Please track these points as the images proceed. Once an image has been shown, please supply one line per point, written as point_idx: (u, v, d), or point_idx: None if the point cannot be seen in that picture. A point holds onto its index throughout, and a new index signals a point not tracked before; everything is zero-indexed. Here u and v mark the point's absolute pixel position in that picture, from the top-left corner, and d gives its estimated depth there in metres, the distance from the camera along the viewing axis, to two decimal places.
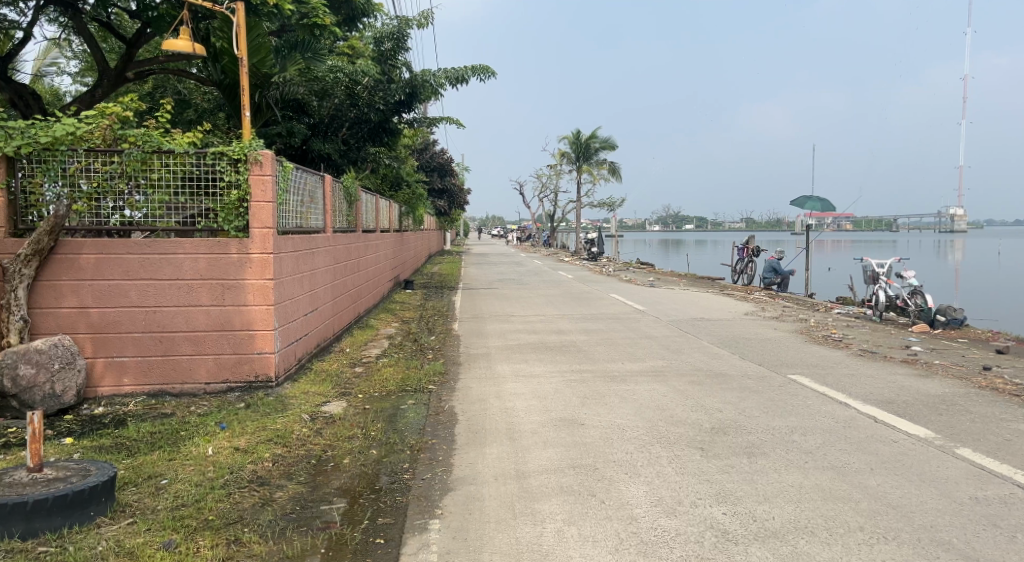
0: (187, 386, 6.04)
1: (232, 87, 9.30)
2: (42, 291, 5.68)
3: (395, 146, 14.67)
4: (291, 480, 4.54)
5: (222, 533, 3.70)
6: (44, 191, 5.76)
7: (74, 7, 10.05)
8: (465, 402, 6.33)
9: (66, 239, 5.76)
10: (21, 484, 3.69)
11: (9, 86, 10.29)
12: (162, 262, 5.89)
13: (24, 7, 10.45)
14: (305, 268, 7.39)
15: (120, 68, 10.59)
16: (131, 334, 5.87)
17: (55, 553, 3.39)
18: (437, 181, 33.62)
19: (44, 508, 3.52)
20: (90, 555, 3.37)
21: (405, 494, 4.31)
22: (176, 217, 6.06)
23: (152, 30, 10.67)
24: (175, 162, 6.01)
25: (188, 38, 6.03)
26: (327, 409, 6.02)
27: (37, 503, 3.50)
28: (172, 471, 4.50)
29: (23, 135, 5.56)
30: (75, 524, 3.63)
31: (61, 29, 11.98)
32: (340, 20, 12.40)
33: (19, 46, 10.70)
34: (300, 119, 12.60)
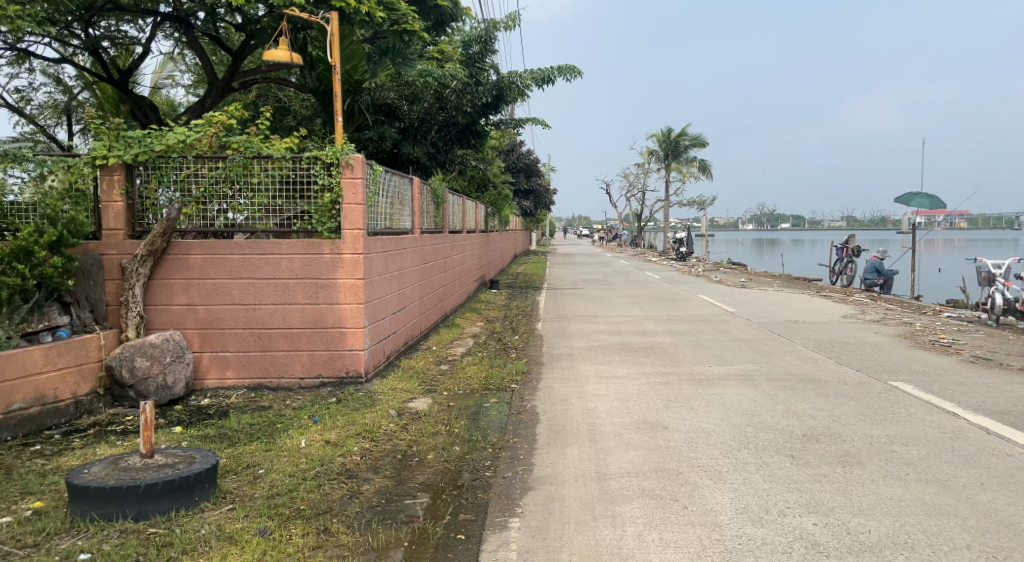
0: (284, 381, 6.35)
1: (326, 94, 9.70)
2: (156, 289, 6.12)
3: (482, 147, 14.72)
4: (376, 473, 4.71)
5: (312, 523, 3.90)
6: (157, 195, 6.16)
7: (186, 23, 10.76)
8: (547, 401, 6.32)
9: (177, 240, 6.19)
10: (134, 468, 4.07)
11: (130, 98, 11.30)
12: (261, 262, 6.23)
13: (143, 24, 11.28)
14: (394, 268, 7.63)
15: (226, 79, 11.32)
16: (233, 330, 6.24)
17: (165, 534, 3.73)
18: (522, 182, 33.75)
19: (154, 492, 3.90)
20: (195, 538, 3.68)
21: (487, 492, 4.38)
22: (275, 219, 6.35)
23: (255, 43, 11.23)
24: (273, 167, 6.28)
25: (286, 47, 6.18)
26: (413, 405, 6.17)
27: (148, 487, 3.88)
28: (268, 461, 4.78)
29: (140, 144, 6.00)
30: (182, 508, 3.99)
31: (176, 44, 12.87)
32: (429, 25, 12.67)
33: (138, 60, 11.59)
34: (391, 123, 12.98)
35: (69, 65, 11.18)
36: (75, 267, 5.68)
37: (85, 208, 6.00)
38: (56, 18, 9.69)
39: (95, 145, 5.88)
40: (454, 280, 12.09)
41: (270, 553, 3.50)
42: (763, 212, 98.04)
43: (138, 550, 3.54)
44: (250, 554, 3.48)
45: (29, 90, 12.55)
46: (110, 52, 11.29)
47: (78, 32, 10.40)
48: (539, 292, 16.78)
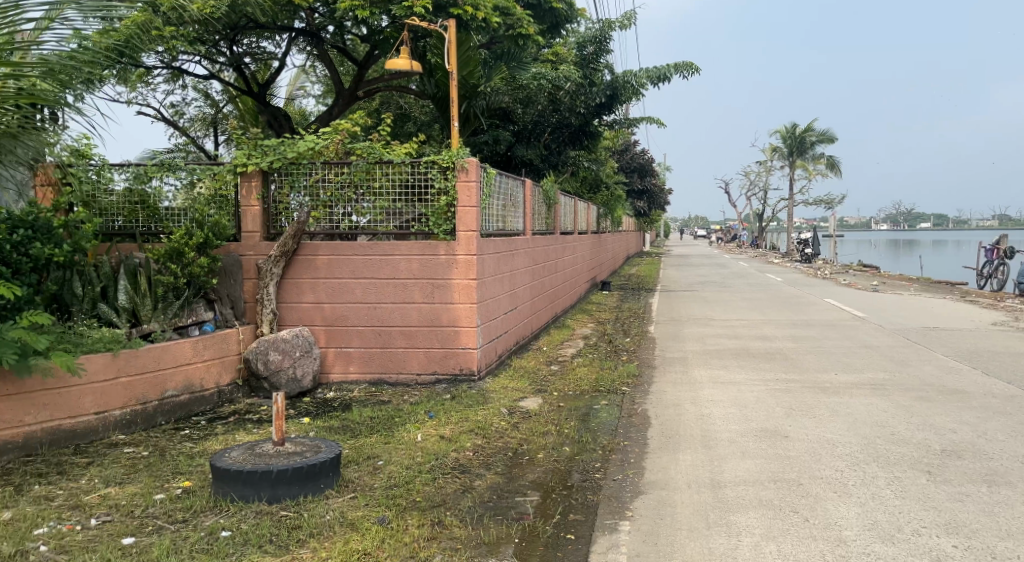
0: (402, 377, 6.63)
1: (444, 99, 10.06)
2: (288, 288, 6.59)
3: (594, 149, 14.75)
4: (488, 470, 4.81)
5: (427, 514, 4.06)
6: (289, 199, 6.59)
7: (317, 37, 11.52)
8: (659, 405, 6.18)
9: (306, 241, 6.61)
10: (268, 454, 4.46)
11: (267, 109, 12.26)
12: (382, 262, 6.53)
13: (279, 40, 12.19)
14: (506, 269, 7.76)
15: (352, 89, 12.01)
16: (356, 327, 6.60)
17: (294, 517, 4.03)
18: (637, 182, 33.21)
19: (285, 478, 4.23)
20: (321, 522, 3.95)
21: (596, 493, 4.36)
22: (395, 221, 6.62)
23: (379, 53, 11.81)
24: (394, 171, 6.56)
25: (407, 56, 6.37)
26: (524, 405, 6.24)
27: (279, 473, 4.21)
28: (386, 453, 5.03)
29: (275, 152, 6.44)
30: (309, 494, 4.31)
31: (308, 57, 13.80)
32: (545, 28, 12.89)
33: (274, 73, 12.53)
34: (505, 126, 13.18)
35: (217, 80, 12.29)
36: (218, 267, 6.25)
37: (227, 212, 6.54)
38: (205, 38, 10.70)
39: (237, 154, 6.41)
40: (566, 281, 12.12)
41: (388, 541, 3.68)
42: (900, 210, 90.52)
43: (271, 530, 3.86)
44: (370, 540, 3.68)
45: (183, 105, 13.92)
46: (251, 67, 12.27)
47: (224, 50, 11.42)
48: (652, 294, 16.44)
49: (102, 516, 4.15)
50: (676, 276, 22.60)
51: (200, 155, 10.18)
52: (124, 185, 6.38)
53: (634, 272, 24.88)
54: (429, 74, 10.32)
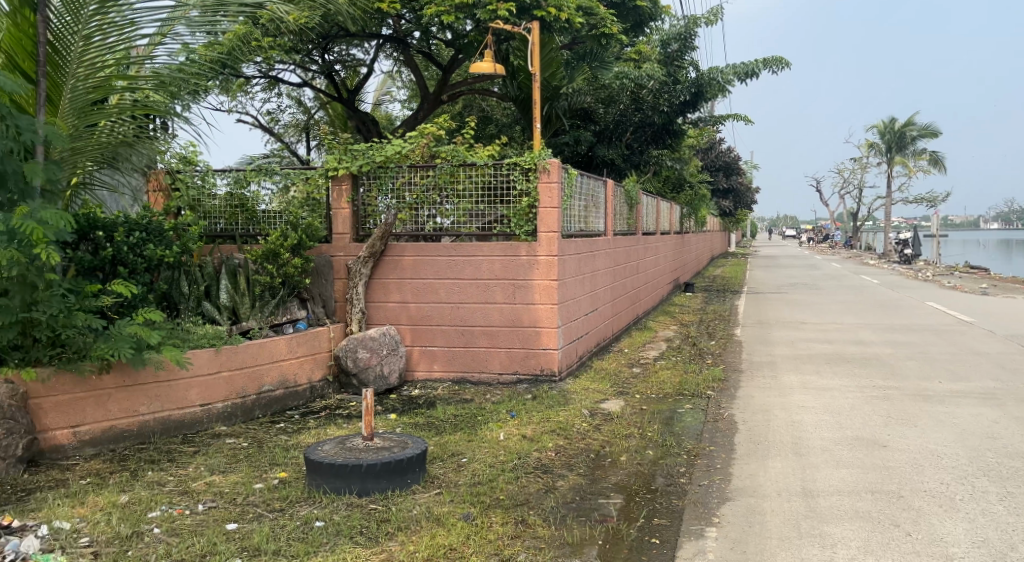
0: (484, 376, 6.71)
1: (526, 101, 10.16)
2: (375, 288, 6.81)
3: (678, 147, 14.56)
4: (571, 471, 4.82)
5: (511, 513, 4.11)
6: (377, 202, 6.78)
7: (404, 43, 11.85)
8: (747, 410, 6.01)
9: (393, 242, 6.80)
10: (358, 448, 4.67)
11: (356, 114, 12.76)
12: (465, 263, 6.64)
13: (369, 47, 12.59)
14: (587, 270, 7.74)
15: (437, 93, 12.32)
16: (440, 326, 6.74)
17: (383, 511, 4.18)
18: (722, 181, 32.36)
19: (374, 472, 4.40)
20: (409, 517, 4.08)
21: (681, 498, 4.29)
22: (477, 223, 6.70)
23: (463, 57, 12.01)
24: (477, 174, 6.66)
25: (491, 59, 6.39)
26: (606, 406, 6.21)
27: (368, 467, 4.38)
28: (470, 451, 5.14)
29: (364, 156, 6.65)
30: (397, 488, 4.47)
31: (395, 63, 14.20)
32: (627, 27, 12.83)
33: (363, 79, 12.96)
34: (587, 126, 13.10)
35: (309, 88, 12.82)
36: (311, 267, 6.52)
37: (320, 214, 6.80)
38: (300, 47, 11.23)
39: (328, 159, 6.66)
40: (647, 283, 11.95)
41: (473, 537, 3.74)
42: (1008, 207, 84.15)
43: (363, 522, 4.02)
44: (455, 536, 3.76)
45: (278, 112, 14.59)
46: (342, 74, 12.75)
47: (317, 59, 11.92)
48: (736, 296, 15.97)
49: (208, 502, 4.43)
50: (763, 279, 21.84)
51: (294, 160, 10.66)
52: (225, 190, 6.75)
53: (720, 273, 24.24)
54: (512, 77, 10.42)
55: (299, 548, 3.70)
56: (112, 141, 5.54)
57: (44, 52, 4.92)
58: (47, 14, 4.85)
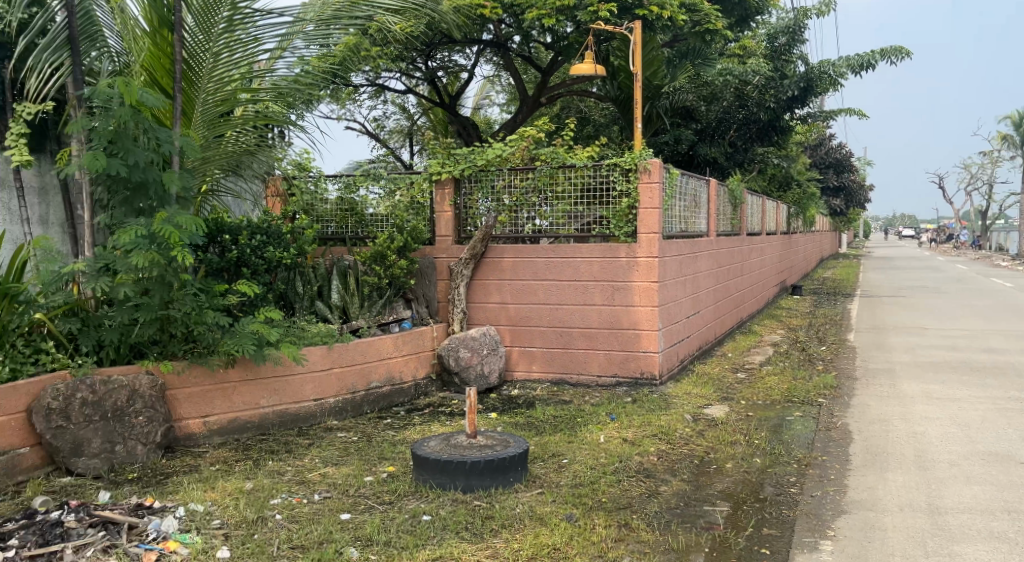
0: (583, 378, 6.70)
1: (627, 101, 10.14)
2: (476, 288, 6.95)
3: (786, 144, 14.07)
4: (674, 476, 4.74)
5: (613, 516, 4.09)
6: (477, 205, 6.89)
7: (504, 47, 12.00)
8: (863, 420, 5.71)
9: (493, 244, 6.91)
10: (462, 445, 4.80)
11: (457, 119, 13.13)
12: (564, 265, 6.66)
13: (470, 53, 12.89)
14: (689, 272, 7.58)
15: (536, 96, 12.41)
16: (539, 328, 6.79)
17: (486, 508, 4.28)
18: (833, 179, 30.80)
19: (477, 469, 4.50)
20: (512, 515, 4.14)
21: (792, 508, 4.14)
22: (576, 224, 6.69)
23: (562, 59, 12.05)
24: (576, 175, 6.61)
25: (592, 60, 6.31)
26: (709, 412, 6.06)
27: (472, 464, 4.49)
28: (571, 452, 5.15)
29: (466, 160, 6.80)
30: (500, 486, 4.55)
31: (495, 67, 14.38)
32: (732, 22, 12.63)
33: (464, 84, 13.23)
34: (688, 124, 12.83)
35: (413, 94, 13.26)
36: (415, 269, 6.74)
37: (424, 217, 7.00)
38: (404, 55, 11.64)
39: (432, 163, 6.85)
40: (751, 284, 11.52)
41: (576, 538, 3.75)
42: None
43: (468, 518, 4.12)
44: (559, 536, 3.78)
45: (384, 119, 15.14)
46: (444, 79, 13.06)
47: (421, 66, 12.29)
48: (846, 300, 15.14)
49: (323, 492, 4.66)
50: (877, 281, 20.53)
51: (399, 165, 11.02)
52: (336, 194, 7.09)
53: (831, 276, 23.04)
54: (612, 77, 10.35)
55: (407, 540, 3.84)
56: (237, 149, 5.94)
57: (180, 69, 5.31)
58: (182, 33, 5.24)
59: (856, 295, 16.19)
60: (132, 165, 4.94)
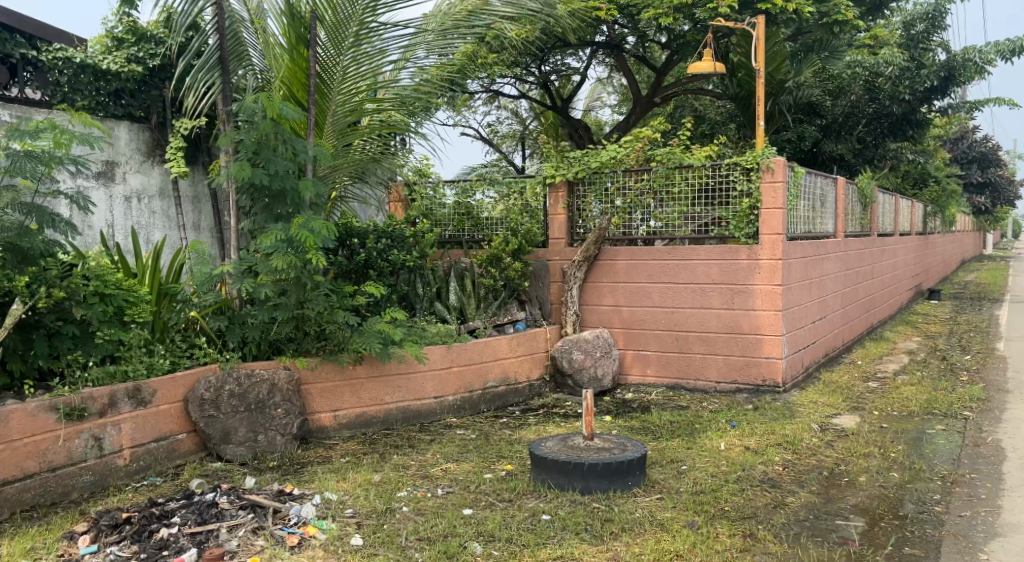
0: (700, 383, 6.55)
1: (747, 100, 9.84)
2: (589, 291, 6.97)
3: (921, 138, 13.17)
4: (802, 488, 4.54)
5: (737, 525, 3.99)
6: (591, 207, 6.90)
7: (618, 48, 11.97)
8: (1017, 437, 5.24)
9: (607, 247, 6.90)
10: (579, 447, 4.81)
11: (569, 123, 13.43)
12: (680, 267, 6.54)
13: (583, 55, 12.90)
14: (815, 275, 7.25)
15: (650, 96, 12.45)
16: (654, 331, 6.71)
17: (605, 511, 4.28)
18: (974, 174, 28.37)
19: (595, 472, 4.49)
20: (631, 519, 4.12)
21: (937, 528, 3.87)
22: (693, 226, 6.56)
23: (678, 57, 11.84)
24: (694, 175, 6.47)
25: (711, 58, 6.18)
26: (839, 422, 5.77)
27: (589, 467, 4.49)
28: (690, 459, 5.05)
29: (580, 162, 6.82)
30: (618, 489, 4.53)
31: (609, 68, 14.28)
32: (863, 12, 11.63)
33: (577, 87, 13.28)
34: (812, 121, 12.32)
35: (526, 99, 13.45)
36: (529, 271, 6.87)
37: (538, 220, 7.10)
38: (520, 62, 11.81)
39: (546, 167, 6.94)
40: (882, 288, 10.80)
41: (700, 546, 3.69)
42: None
43: (587, 520, 4.14)
44: (681, 542, 3.73)
45: (498, 124, 15.46)
46: (556, 83, 13.16)
47: (534, 71, 12.46)
48: (990, 306, 13.90)
49: (445, 487, 4.82)
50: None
51: (513, 169, 11.19)
52: (453, 199, 7.34)
53: (974, 279, 21.18)
54: (732, 73, 10.12)
55: (529, 539, 3.90)
56: (364, 157, 6.26)
57: (315, 83, 5.62)
58: (317, 49, 5.56)
59: (1002, 301, 14.77)
60: (273, 174, 5.30)
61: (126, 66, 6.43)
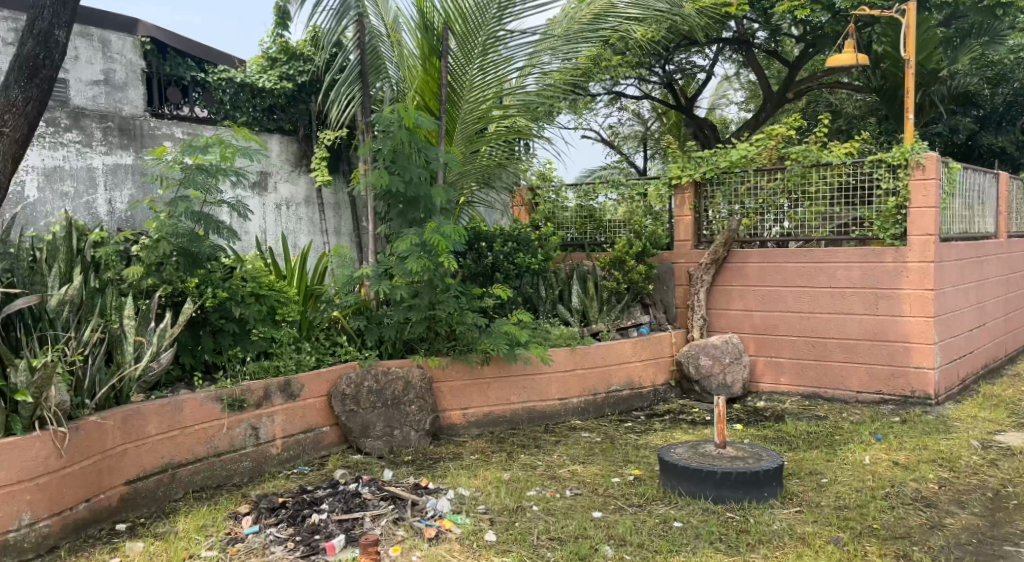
0: (839, 393, 6.22)
1: (892, 92, 9.31)
2: (717, 294, 6.78)
3: None
4: (963, 509, 4.19)
5: (888, 545, 3.75)
6: (720, 208, 6.72)
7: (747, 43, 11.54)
8: None
9: (736, 249, 6.68)
10: (711, 455, 4.69)
11: (694, 122, 13.22)
12: (817, 270, 6.23)
13: (709, 52, 12.56)
14: (973, 280, 6.68)
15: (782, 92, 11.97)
16: (788, 337, 6.43)
17: (741, 521, 4.16)
18: None
19: (728, 481, 4.37)
20: (770, 531, 3.98)
21: None
22: (831, 226, 6.24)
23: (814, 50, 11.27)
24: (833, 174, 6.15)
25: (853, 49, 5.85)
26: (1003, 439, 5.27)
27: (722, 475, 4.37)
28: (832, 472, 4.80)
29: (709, 162, 6.64)
30: (754, 500, 4.37)
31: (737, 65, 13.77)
32: None
33: (702, 85, 12.98)
34: (968, 112, 11.41)
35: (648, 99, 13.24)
36: (653, 275, 6.82)
37: (663, 222, 7.01)
38: (644, 62, 11.69)
39: (672, 168, 6.82)
40: None
41: None
42: None
43: (723, 530, 4.04)
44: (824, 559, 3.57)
45: (619, 126, 15.29)
46: (681, 81, 12.93)
47: (658, 71, 12.38)
48: None
49: (574, 489, 4.84)
50: None
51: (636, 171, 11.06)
52: (575, 202, 7.39)
53: None
54: (876, 64, 9.60)
55: (661, 545, 3.85)
56: (490, 163, 6.48)
57: (446, 92, 5.82)
58: (448, 59, 5.74)
59: None
60: (407, 181, 5.54)
61: (280, 83, 7.01)
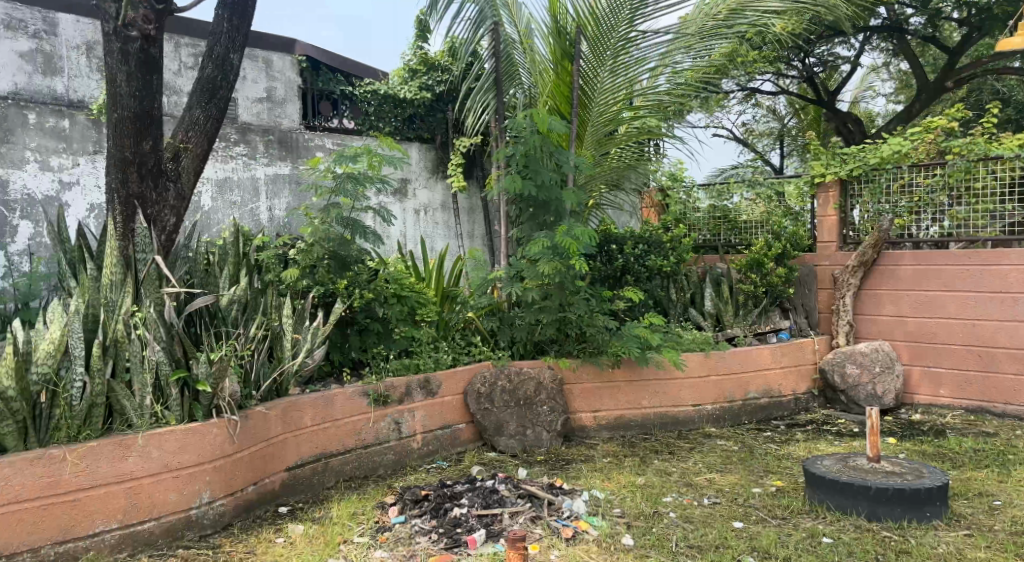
0: (1012, 408, 5.64)
1: None
2: (865, 299, 6.40)
3: None
4: None
5: None
6: (868, 208, 6.34)
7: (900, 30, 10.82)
8: None
9: (888, 250, 6.28)
10: (863, 468, 4.41)
11: (837, 117, 12.55)
12: (985, 274, 5.71)
13: (855, 42, 11.83)
14: None
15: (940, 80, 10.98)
16: (950, 345, 5.94)
17: (900, 541, 3.90)
18: None
19: (885, 497, 4.09)
20: (935, 554, 3.70)
21: None
22: (1000, 226, 5.73)
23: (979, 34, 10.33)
24: (1003, 168, 5.64)
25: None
26: None
27: (878, 491, 4.09)
28: (1006, 494, 4.38)
29: (856, 159, 6.29)
30: (913, 519, 4.07)
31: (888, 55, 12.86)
32: None
33: (847, 77, 12.27)
34: None
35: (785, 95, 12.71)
36: (794, 278, 6.44)
37: (804, 223, 6.77)
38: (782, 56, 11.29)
39: (814, 166, 6.51)
40: None
41: None
42: None
43: (880, 549, 3.79)
44: None
45: (753, 123, 14.78)
46: (823, 74, 12.24)
47: (796, 65, 11.85)
48: None
49: (712, 497, 4.69)
50: None
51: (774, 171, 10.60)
52: (708, 203, 7.23)
53: None
54: None
55: None
56: (620, 164, 6.47)
57: (578, 95, 5.85)
58: (580, 61, 5.77)
59: None
60: (540, 185, 5.61)
61: (420, 93, 7.29)
